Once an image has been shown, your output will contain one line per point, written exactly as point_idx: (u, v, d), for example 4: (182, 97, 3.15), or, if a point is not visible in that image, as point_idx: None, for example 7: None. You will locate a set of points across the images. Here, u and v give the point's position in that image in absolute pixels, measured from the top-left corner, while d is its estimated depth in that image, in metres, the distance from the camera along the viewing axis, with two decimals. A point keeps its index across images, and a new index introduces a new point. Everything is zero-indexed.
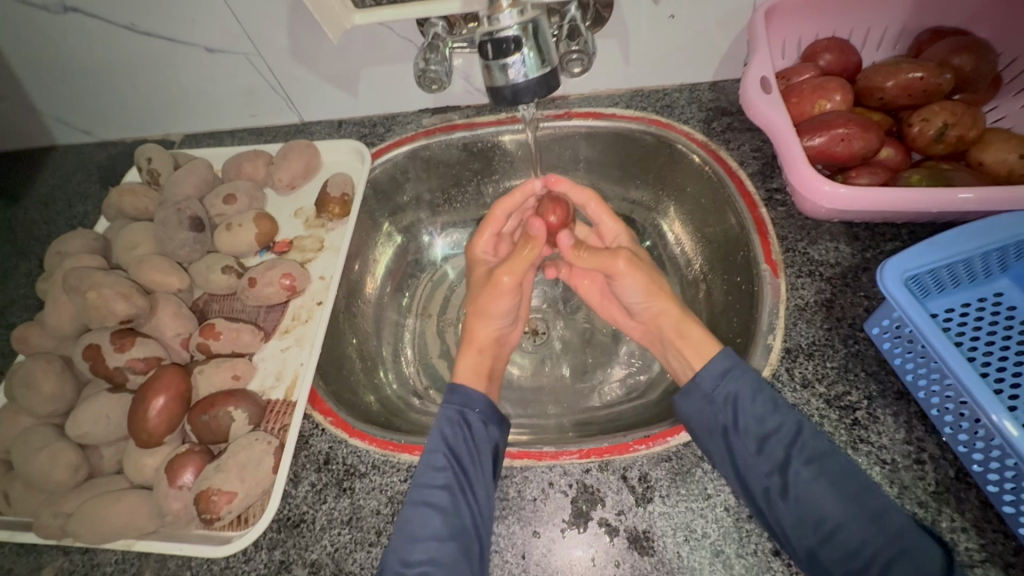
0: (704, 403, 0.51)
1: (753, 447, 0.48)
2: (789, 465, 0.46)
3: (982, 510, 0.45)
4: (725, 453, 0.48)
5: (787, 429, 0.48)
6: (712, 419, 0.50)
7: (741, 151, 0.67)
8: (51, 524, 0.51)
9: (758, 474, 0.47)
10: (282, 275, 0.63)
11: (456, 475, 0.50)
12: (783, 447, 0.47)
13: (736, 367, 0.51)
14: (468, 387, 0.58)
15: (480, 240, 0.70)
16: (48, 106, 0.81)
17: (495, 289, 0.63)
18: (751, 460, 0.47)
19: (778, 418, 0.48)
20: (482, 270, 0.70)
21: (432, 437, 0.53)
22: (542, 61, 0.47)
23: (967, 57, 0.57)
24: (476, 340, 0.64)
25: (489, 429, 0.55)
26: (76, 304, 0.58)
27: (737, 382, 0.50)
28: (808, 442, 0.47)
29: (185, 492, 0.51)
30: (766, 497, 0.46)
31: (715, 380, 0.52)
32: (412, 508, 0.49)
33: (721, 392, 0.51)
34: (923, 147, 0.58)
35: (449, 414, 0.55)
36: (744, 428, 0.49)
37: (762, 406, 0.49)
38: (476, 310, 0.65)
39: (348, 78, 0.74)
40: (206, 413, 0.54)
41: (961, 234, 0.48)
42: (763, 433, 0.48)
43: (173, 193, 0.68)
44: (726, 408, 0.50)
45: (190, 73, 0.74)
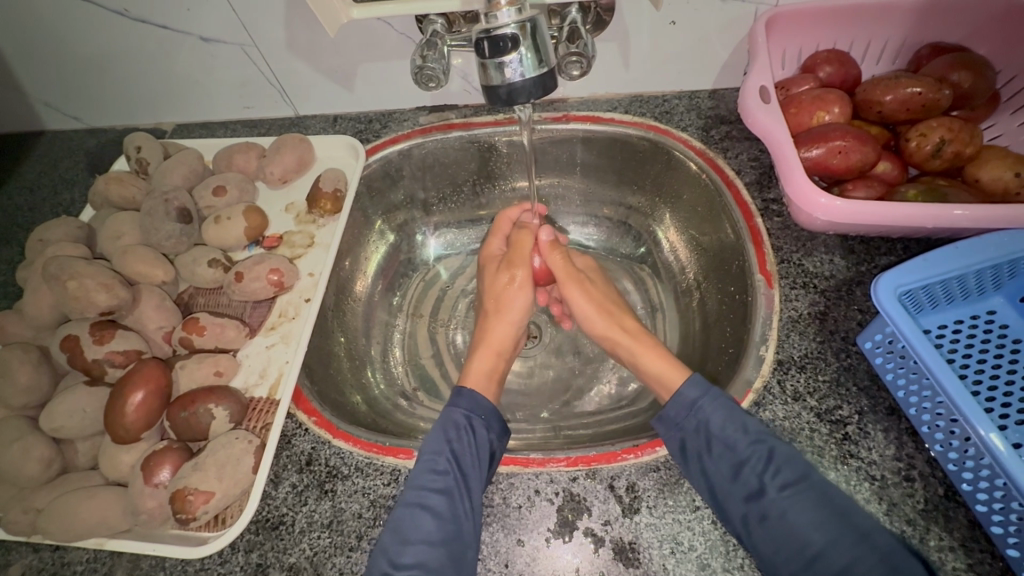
0: (675, 429, 0.51)
1: (728, 473, 0.47)
2: (764, 493, 0.45)
3: (970, 529, 0.45)
4: (700, 479, 0.48)
5: (759, 455, 0.47)
6: (683, 442, 0.50)
7: (739, 160, 0.67)
8: (20, 520, 0.50)
9: (734, 500, 0.46)
10: (270, 270, 0.61)
11: (457, 480, 0.48)
12: (758, 474, 0.46)
13: (709, 392, 0.51)
14: (477, 392, 0.58)
15: (496, 238, 0.72)
16: (36, 90, 0.79)
17: (508, 283, 0.66)
18: (726, 486, 0.47)
19: (753, 443, 0.47)
20: (489, 265, 0.70)
21: (435, 438, 0.52)
22: (540, 61, 0.46)
23: (966, 73, 0.57)
24: (494, 340, 0.64)
25: (494, 439, 0.54)
26: (55, 293, 0.57)
27: (709, 408, 0.50)
28: (782, 468, 0.46)
29: (161, 490, 0.50)
30: (744, 523, 0.45)
31: (684, 411, 0.51)
32: (405, 509, 0.48)
33: (692, 420, 0.50)
34: (920, 162, 0.58)
35: (456, 418, 0.54)
36: (717, 452, 0.48)
37: (735, 430, 0.48)
38: (495, 307, 0.66)
39: (345, 72, 0.73)
40: (187, 409, 0.53)
41: (959, 249, 0.48)
42: (736, 460, 0.47)
43: (162, 183, 0.67)
44: (697, 435, 0.49)
45: (184, 61, 0.72)
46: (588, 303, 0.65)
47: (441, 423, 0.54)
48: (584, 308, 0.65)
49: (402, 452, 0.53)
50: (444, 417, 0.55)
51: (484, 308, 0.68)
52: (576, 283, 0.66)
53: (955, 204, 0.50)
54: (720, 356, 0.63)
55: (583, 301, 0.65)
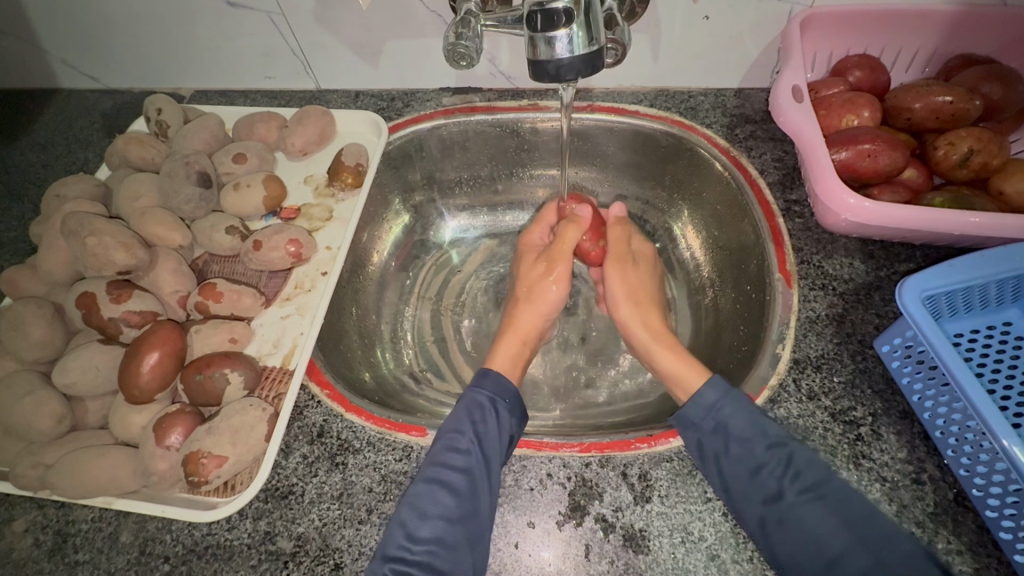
0: (691, 430, 0.50)
1: (746, 475, 0.47)
2: (782, 496, 0.45)
3: (978, 534, 0.45)
4: (717, 480, 0.47)
5: (779, 459, 0.46)
6: (701, 443, 0.49)
7: (763, 159, 0.67)
8: (29, 475, 0.49)
9: (751, 502, 0.46)
10: (289, 241, 0.61)
11: (479, 461, 0.48)
12: (776, 478, 0.46)
13: (728, 395, 0.50)
14: (501, 375, 0.57)
15: (538, 227, 0.72)
16: (54, 47, 0.78)
17: (552, 271, 0.65)
18: (743, 490, 0.46)
19: (771, 448, 0.47)
20: (530, 254, 0.69)
21: (458, 418, 0.52)
22: (590, 40, 0.46)
23: (996, 85, 0.58)
24: (520, 329, 0.63)
25: (515, 424, 0.53)
26: (73, 250, 0.56)
27: (727, 411, 0.49)
28: (801, 472, 0.46)
29: (172, 453, 0.49)
30: (761, 526, 0.45)
31: (700, 411, 0.50)
32: (425, 484, 0.48)
33: (710, 420, 0.49)
34: (946, 171, 0.58)
35: (480, 399, 0.54)
36: (735, 455, 0.47)
37: (753, 433, 0.48)
38: (528, 295, 0.65)
39: (371, 47, 0.72)
40: (201, 373, 0.52)
41: (984, 258, 0.48)
42: (754, 463, 0.47)
43: (182, 147, 0.66)
44: (715, 435, 0.49)
45: (210, 26, 0.72)
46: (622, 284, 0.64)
47: (465, 403, 0.54)
48: (618, 290, 0.64)
49: (415, 429, 0.53)
50: (468, 399, 0.54)
51: (516, 292, 0.67)
52: (619, 265, 0.66)
53: (972, 211, 0.51)
54: (733, 354, 0.63)
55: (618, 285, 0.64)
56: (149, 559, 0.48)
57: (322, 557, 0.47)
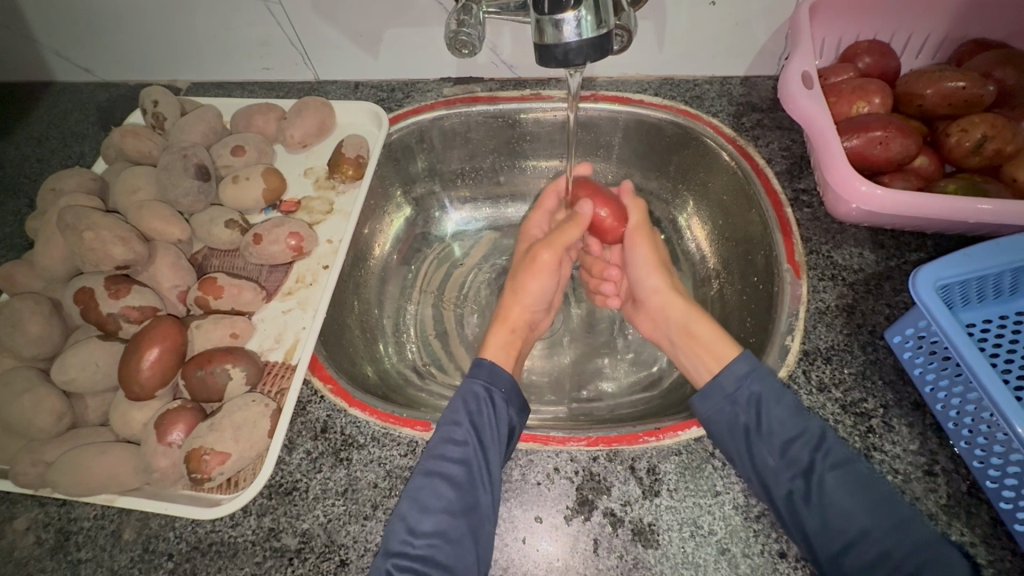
0: (723, 402, 0.49)
1: (777, 449, 0.46)
2: (813, 471, 0.45)
3: (991, 526, 0.44)
4: (746, 454, 0.47)
5: (810, 436, 0.46)
6: (733, 416, 0.48)
7: (770, 148, 0.66)
8: (29, 472, 0.49)
9: (781, 476, 0.45)
10: (289, 234, 0.60)
11: (476, 451, 0.48)
12: (807, 453, 0.46)
13: (758, 369, 0.50)
14: (496, 364, 0.56)
15: (538, 215, 0.71)
16: (47, 39, 0.77)
17: (533, 265, 0.63)
18: (772, 464, 0.46)
19: (804, 422, 0.47)
20: (529, 244, 0.69)
21: (454, 408, 0.51)
22: (599, 23, 0.45)
23: (1010, 70, 0.57)
24: (510, 319, 0.62)
25: (514, 415, 0.52)
26: (70, 244, 0.55)
27: (762, 384, 0.49)
28: (832, 448, 0.46)
29: (173, 450, 0.49)
30: (789, 499, 0.44)
31: (735, 382, 0.49)
32: (425, 478, 0.47)
33: (744, 392, 0.49)
34: (959, 158, 0.57)
35: (476, 389, 0.53)
36: (767, 430, 0.47)
37: (785, 409, 0.48)
38: (513, 288, 0.64)
39: (371, 37, 0.70)
40: (202, 369, 0.52)
41: (998, 247, 0.47)
42: (787, 437, 0.47)
43: (180, 139, 0.65)
44: (747, 408, 0.48)
45: (207, 16, 0.70)
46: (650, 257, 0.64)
47: (459, 394, 0.53)
48: (643, 262, 0.64)
49: (420, 423, 0.52)
50: (463, 389, 0.53)
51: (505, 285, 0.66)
52: (643, 236, 0.65)
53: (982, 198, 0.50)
54: (739, 346, 0.62)
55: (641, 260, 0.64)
56: (152, 557, 0.47)
57: (328, 553, 0.46)
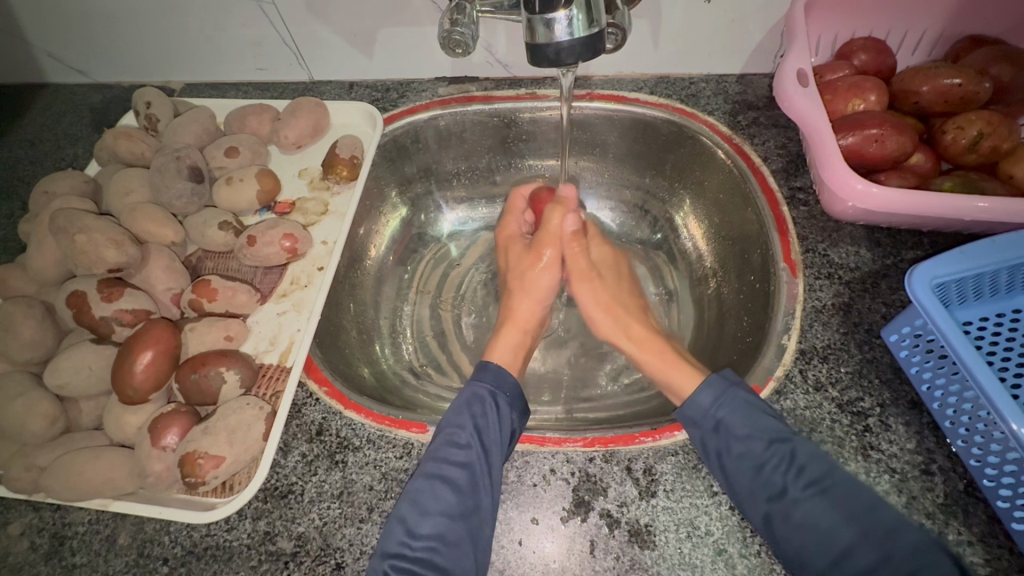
0: (693, 428, 0.49)
1: (750, 473, 0.46)
2: (788, 491, 0.45)
3: (989, 525, 0.44)
4: (721, 478, 0.47)
5: (781, 456, 0.46)
6: (703, 442, 0.48)
7: (766, 146, 0.66)
8: (23, 477, 0.48)
9: (757, 499, 0.45)
10: (284, 236, 0.60)
11: (480, 456, 0.48)
12: (781, 474, 0.46)
13: (724, 394, 0.49)
14: (501, 368, 0.57)
15: (513, 217, 0.71)
16: (39, 40, 0.76)
17: (537, 260, 0.64)
18: (749, 486, 0.46)
19: (773, 443, 0.47)
20: (511, 245, 0.69)
21: (459, 412, 0.51)
22: (590, 22, 0.45)
23: (1006, 66, 0.56)
24: (518, 318, 0.63)
25: (516, 418, 0.52)
26: (62, 247, 0.55)
27: (729, 408, 0.49)
28: (804, 467, 0.45)
29: (168, 453, 0.48)
30: (767, 522, 0.44)
31: (701, 409, 0.49)
32: (425, 481, 0.47)
33: (711, 418, 0.49)
34: (955, 155, 0.57)
35: (480, 393, 0.53)
36: (739, 452, 0.47)
37: (755, 431, 0.47)
38: (522, 286, 0.64)
39: (365, 36, 0.70)
40: (197, 372, 0.51)
41: (995, 244, 0.47)
42: (757, 461, 0.46)
43: (173, 141, 0.65)
44: (715, 434, 0.48)
45: (199, 16, 0.70)
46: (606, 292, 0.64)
47: (465, 398, 0.53)
48: (591, 306, 0.64)
49: (416, 425, 0.52)
50: (469, 392, 0.54)
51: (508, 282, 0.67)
52: (586, 278, 0.64)
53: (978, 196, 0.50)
54: (736, 345, 0.62)
55: (592, 302, 0.64)
56: (147, 561, 0.47)
57: (324, 557, 0.46)
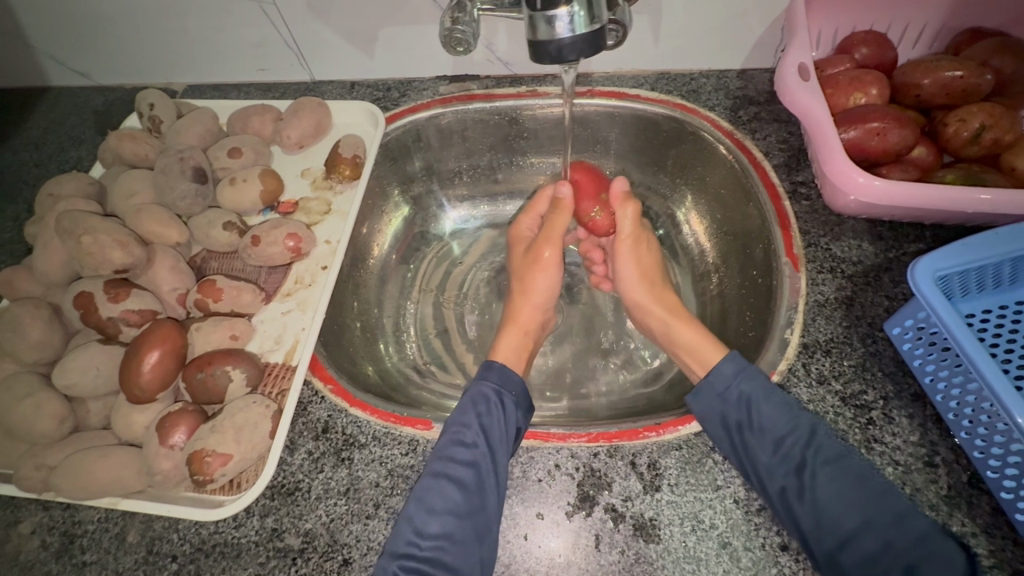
0: (715, 401, 0.49)
1: (768, 447, 0.46)
2: (805, 468, 0.45)
3: (993, 516, 0.45)
4: (740, 452, 0.47)
5: (801, 432, 0.47)
6: (724, 414, 0.49)
7: (767, 141, 0.66)
8: (32, 477, 0.49)
9: (773, 473, 0.45)
10: (287, 235, 0.60)
11: (485, 454, 0.48)
12: (798, 450, 0.46)
13: (748, 368, 0.50)
14: (507, 368, 0.57)
15: (527, 217, 0.69)
16: (42, 44, 0.77)
17: (538, 262, 0.65)
18: (765, 460, 0.46)
19: (794, 419, 0.47)
20: (520, 249, 0.69)
21: (464, 412, 0.51)
22: (591, 19, 0.45)
23: (1007, 58, 0.56)
24: (521, 320, 0.63)
25: (521, 416, 0.53)
26: (68, 249, 0.55)
27: (752, 383, 0.49)
28: (822, 445, 0.46)
29: (176, 452, 0.49)
30: (783, 497, 0.44)
31: (726, 381, 0.50)
32: (432, 479, 0.47)
33: (735, 391, 0.49)
34: (957, 148, 0.57)
35: (486, 392, 0.53)
36: (759, 427, 0.47)
37: (776, 407, 0.48)
38: (522, 290, 0.65)
39: (366, 36, 0.70)
40: (203, 371, 0.52)
41: (997, 236, 0.47)
42: (776, 435, 0.47)
43: (177, 142, 0.65)
44: (738, 406, 0.49)
45: (201, 18, 0.70)
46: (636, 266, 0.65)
47: (470, 396, 0.53)
48: (631, 273, 0.64)
49: (420, 422, 0.53)
50: (472, 391, 0.54)
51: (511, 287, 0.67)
52: (632, 244, 0.65)
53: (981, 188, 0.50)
54: (739, 340, 0.62)
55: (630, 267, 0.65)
56: (156, 558, 0.47)
57: (331, 553, 0.47)
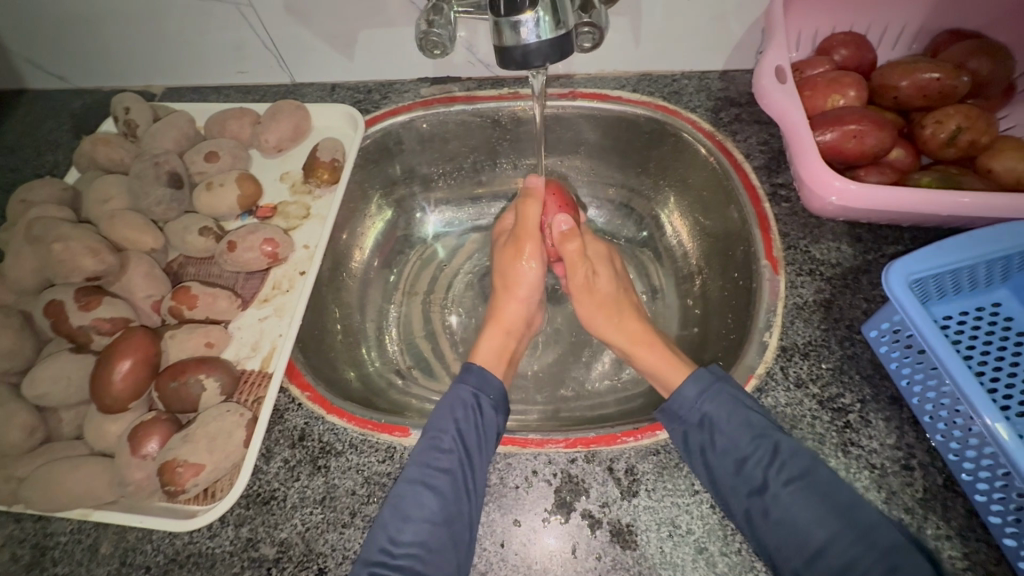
0: (677, 423, 0.50)
1: (732, 468, 0.47)
2: (768, 487, 0.45)
3: (968, 519, 0.45)
4: (704, 473, 0.47)
5: (764, 450, 0.46)
6: (687, 435, 0.49)
7: (748, 143, 0.65)
8: (1, 488, 0.48)
9: (738, 494, 0.46)
10: (264, 241, 0.59)
11: (460, 460, 0.48)
12: (761, 469, 0.46)
13: (708, 389, 0.50)
14: (487, 371, 0.57)
15: (509, 215, 0.71)
16: (17, 47, 0.76)
17: (517, 253, 0.65)
18: (729, 481, 0.46)
19: (756, 438, 0.47)
20: (503, 236, 0.70)
21: (441, 416, 0.51)
22: (557, 23, 0.45)
23: (984, 60, 0.56)
24: (504, 320, 0.63)
25: (498, 420, 0.53)
26: (39, 256, 0.54)
27: (713, 403, 0.49)
28: (786, 462, 0.45)
29: (148, 462, 0.48)
30: (747, 518, 0.45)
31: (687, 404, 0.50)
32: (408, 486, 0.47)
33: (697, 412, 0.50)
34: (934, 150, 0.57)
35: (462, 395, 0.53)
36: (721, 448, 0.47)
37: (738, 426, 0.48)
38: (505, 284, 0.65)
39: (345, 38, 0.70)
40: (176, 379, 0.51)
41: (972, 239, 0.47)
42: (739, 456, 0.47)
43: (152, 147, 0.65)
44: (700, 428, 0.49)
45: (177, 21, 0.69)
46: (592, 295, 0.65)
47: (448, 400, 0.53)
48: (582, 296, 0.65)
49: (398, 429, 0.52)
50: (450, 395, 0.54)
51: (495, 284, 0.67)
52: (580, 266, 0.65)
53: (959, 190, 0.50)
54: (720, 343, 0.62)
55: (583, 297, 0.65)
56: (129, 570, 0.47)
57: (306, 563, 0.46)
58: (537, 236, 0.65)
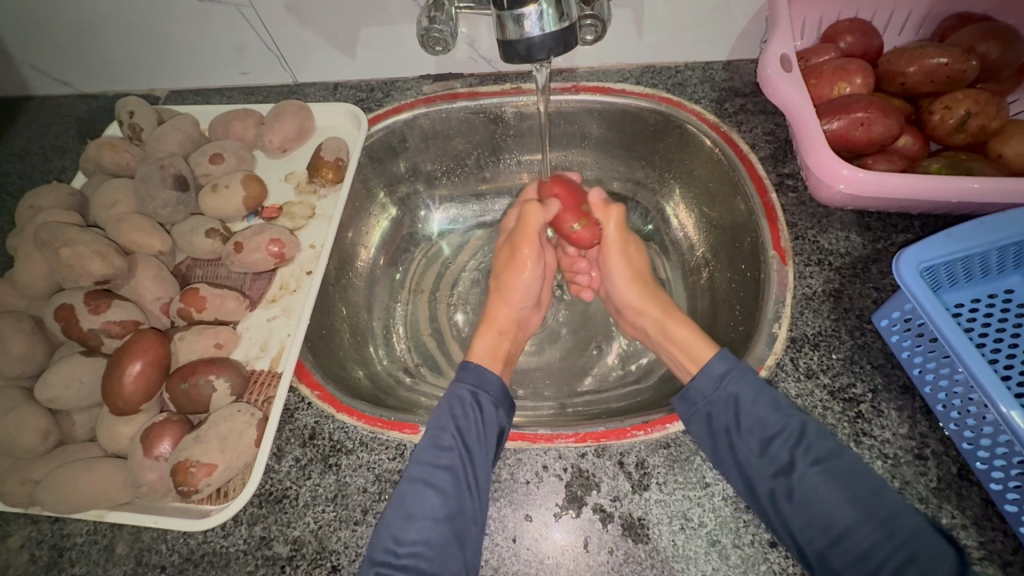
0: (701, 404, 0.49)
1: (756, 449, 0.47)
2: (794, 468, 0.45)
3: (983, 508, 0.44)
4: (729, 456, 0.47)
5: (791, 431, 0.46)
6: (712, 416, 0.49)
7: (753, 134, 0.65)
8: (18, 491, 0.49)
9: (762, 474, 0.46)
10: (270, 241, 0.59)
11: (460, 456, 0.48)
12: (788, 449, 0.46)
13: (736, 368, 0.50)
14: (482, 366, 0.57)
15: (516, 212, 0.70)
16: (21, 53, 0.76)
17: (514, 261, 0.63)
18: (753, 462, 0.46)
19: (782, 419, 0.47)
20: (506, 238, 0.68)
21: (438, 413, 0.52)
22: (560, 16, 0.45)
23: (993, 44, 0.56)
24: (497, 321, 0.63)
25: (502, 415, 0.53)
26: (48, 261, 0.55)
27: (738, 383, 0.49)
28: (813, 444, 0.45)
29: (161, 463, 0.49)
30: (771, 499, 0.45)
31: (712, 384, 0.50)
32: (411, 484, 0.47)
33: (722, 393, 0.49)
34: (942, 136, 0.56)
35: (460, 394, 0.53)
36: (746, 428, 0.47)
37: (765, 407, 0.48)
38: (498, 289, 0.64)
39: (346, 36, 0.70)
40: (186, 381, 0.52)
41: (983, 225, 0.47)
42: (765, 436, 0.47)
43: (157, 150, 0.65)
44: (726, 408, 0.49)
45: (179, 24, 0.70)
46: (626, 270, 0.64)
47: (447, 399, 0.53)
48: (622, 275, 0.64)
49: (408, 427, 0.52)
50: (448, 393, 0.54)
51: (489, 286, 0.67)
52: (621, 248, 0.64)
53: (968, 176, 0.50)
54: (728, 336, 0.62)
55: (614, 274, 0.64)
56: (145, 569, 0.47)
57: (319, 560, 0.46)
58: (535, 244, 0.63)
